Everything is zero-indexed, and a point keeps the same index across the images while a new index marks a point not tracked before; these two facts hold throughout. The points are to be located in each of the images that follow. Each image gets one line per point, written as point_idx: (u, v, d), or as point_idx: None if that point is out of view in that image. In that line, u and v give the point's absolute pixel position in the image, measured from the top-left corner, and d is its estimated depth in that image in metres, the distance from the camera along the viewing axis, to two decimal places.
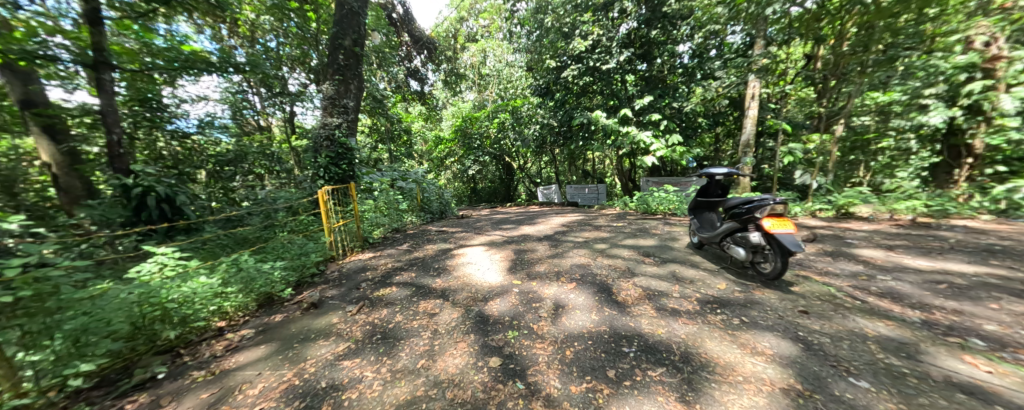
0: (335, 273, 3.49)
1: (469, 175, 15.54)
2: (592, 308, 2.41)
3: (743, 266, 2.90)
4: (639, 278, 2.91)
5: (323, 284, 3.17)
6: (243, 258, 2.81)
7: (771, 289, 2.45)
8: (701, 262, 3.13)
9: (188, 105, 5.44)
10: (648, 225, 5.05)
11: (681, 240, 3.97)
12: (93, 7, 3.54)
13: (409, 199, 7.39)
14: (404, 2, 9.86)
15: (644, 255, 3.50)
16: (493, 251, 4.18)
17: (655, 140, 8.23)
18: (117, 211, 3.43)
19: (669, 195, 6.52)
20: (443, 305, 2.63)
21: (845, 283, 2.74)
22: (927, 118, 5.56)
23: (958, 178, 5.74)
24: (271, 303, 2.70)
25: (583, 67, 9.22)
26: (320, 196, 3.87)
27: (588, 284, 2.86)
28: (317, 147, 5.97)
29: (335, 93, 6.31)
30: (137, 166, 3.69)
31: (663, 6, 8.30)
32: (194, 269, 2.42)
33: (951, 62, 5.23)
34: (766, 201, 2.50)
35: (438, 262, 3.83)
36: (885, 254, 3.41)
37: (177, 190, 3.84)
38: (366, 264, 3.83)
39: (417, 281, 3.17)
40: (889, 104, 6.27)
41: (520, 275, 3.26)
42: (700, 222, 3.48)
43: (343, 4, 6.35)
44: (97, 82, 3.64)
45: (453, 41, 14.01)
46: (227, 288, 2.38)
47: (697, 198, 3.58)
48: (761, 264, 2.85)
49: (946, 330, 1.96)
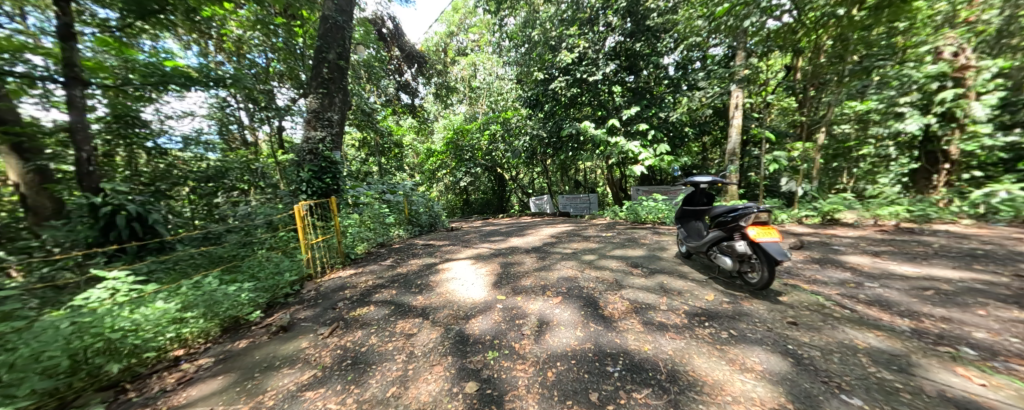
0: (312, 293, 3.33)
1: (461, 187, 15.74)
2: (577, 324, 2.31)
3: (730, 276, 2.79)
4: (627, 290, 2.82)
5: (297, 304, 3.01)
6: (208, 280, 2.66)
7: (759, 298, 2.39)
8: (689, 272, 3.06)
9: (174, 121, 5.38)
10: (638, 235, 5.00)
11: (669, 249, 3.92)
12: (66, 22, 3.46)
13: (396, 212, 7.25)
14: (393, 17, 10.04)
15: (632, 266, 3.42)
16: (480, 265, 4.06)
17: (643, 149, 8.33)
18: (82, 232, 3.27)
19: (658, 204, 6.53)
20: (422, 324, 2.51)
21: (834, 291, 2.70)
22: (904, 126, 5.70)
23: (936, 183, 5.87)
24: (236, 328, 2.54)
25: (571, 78, 9.30)
26: (297, 211, 3.68)
27: (574, 298, 2.77)
28: (300, 161, 5.94)
29: (319, 106, 6.24)
30: (107, 183, 3.51)
31: (647, 20, 8.52)
32: (151, 294, 2.28)
33: (922, 71, 5.42)
34: (750, 209, 2.45)
35: (421, 277, 3.69)
36: (871, 261, 3.40)
37: (149, 208, 3.70)
38: (346, 281, 3.67)
39: (397, 299, 3.04)
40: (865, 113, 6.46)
41: (505, 289, 3.15)
42: (687, 231, 3.42)
43: (327, 18, 6.30)
44: (68, 99, 3.52)
45: (443, 54, 14.79)
46: (186, 313, 2.26)
47: (683, 206, 3.52)
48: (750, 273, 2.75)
49: (936, 339, 1.92)
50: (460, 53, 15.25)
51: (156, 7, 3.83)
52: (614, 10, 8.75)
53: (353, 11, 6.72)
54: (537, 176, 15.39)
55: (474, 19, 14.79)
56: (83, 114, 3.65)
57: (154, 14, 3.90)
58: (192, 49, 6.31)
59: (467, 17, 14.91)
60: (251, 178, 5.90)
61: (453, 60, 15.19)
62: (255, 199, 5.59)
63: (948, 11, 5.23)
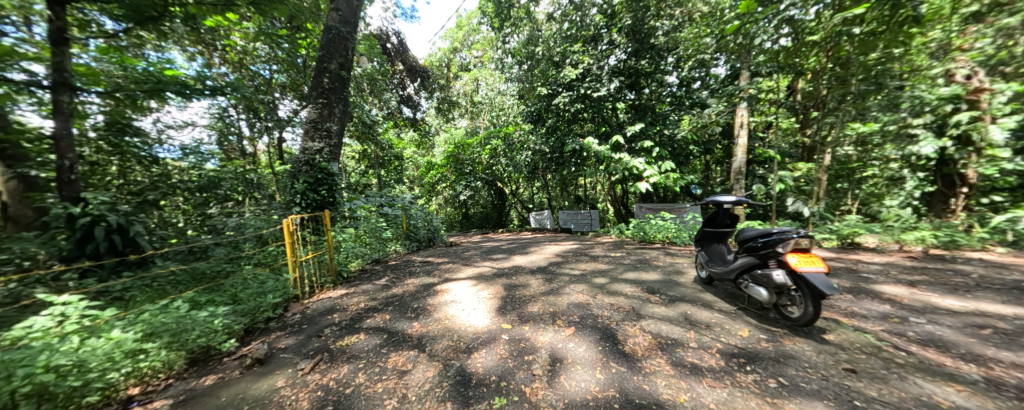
0: (297, 317, 3.01)
1: (460, 200, 15.57)
2: (596, 363, 2.01)
3: (762, 308, 2.51)
4: (647, 321, 2.53)
5: (278, 330, 2.71)
6: (176, 304, 2.37)
7: (802, 337, 2.10)
8: (714, 301, 2.77)
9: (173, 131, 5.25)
10: (649, 256, 4.72)
11: (687, 274, 3.63)
12: (59, 27, 3.29)
13: (393, 226, 6.99)
14: (398, 33, 10.17)
15: (649, 293, 3.11)
16: (482, 287, 3.75)
17: (648, 166, 8.17)
18: (57, 244, 3.06)
19: (666, 223, 6.28)
20: (418, 359, 2.20)
21: (878, 328, 2.42)
22: (917, 148, 5.55)
23: (955, 207, 5.67)
24: (205, 360, 2.23)
25: (575, 94, 9.17)
26: (285, 226, 3.35)
27: (589, 329, 2.47)
28: (295, 173, 5.71)
29: (318, 117, 6.05)
30: (89, 192, 3.37)
31: (651, 38, 8.48)
32: (107, 321, 2.00)
33: (935, 94, 5.32)
34: (788, 234, 2.19)
35: (418, 300, 3.38)
36: (908, 292, 3.12)
37: (131, 219, 3.53)
38: (336, 304, 3.36)
39: (391, 326, 2.74)
40: (869, 135, 6.34)
41: (511, 317, 2.84)
42: (708, 255, 3.16)
43: (330, 28, 6.21)
44: (54, 105, 3.32)
45: (446, 69, 14.98)
46: (146, 343, 1.97)
47: (704, 228, 3.26)
48: (785, 305, 2.45)
49: (1020, 393, 1.63)
50: (464, 69, 15.42)
51: (155, 13, 3.62)
52: (618, 28, 8.75)
53: (356, 23, 6.65)
54: (537, 191, 15.22)
55: (477, 36, 15.05)
56: (69, 120, 3.43)
57: (155, 19, 3.68)
58: (197, 60, 6.27)
59: (471, 35, 15.23)
60: (246, 189, 5.53)
61: (455, 75, 15.31)
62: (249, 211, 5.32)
63: (941, 38, 5.26)
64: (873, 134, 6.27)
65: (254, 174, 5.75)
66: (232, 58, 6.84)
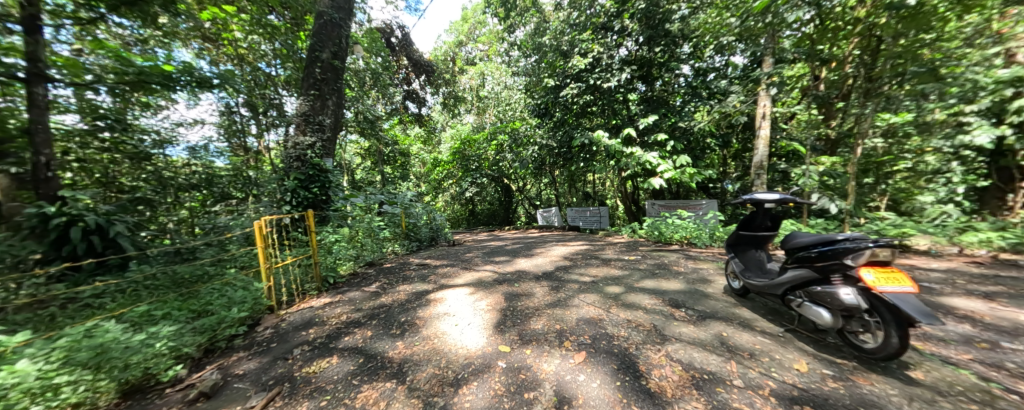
0: (267, 333, 2.66)
1: (466, 197, 15.22)
2: (614, 406, 1.58)
3: (824, 335, 2.01)
4: (674, 345, 2.09)
5: (241, 351, 2.37)
6: (110, 325, 2.04)
7: (881, 374, 1.63)
8: (754, 320, 2.31)
9: (183, 128, 5.10)
10: (667, 259, 4.23)
11: (715, 283, 3.16)
12: (31, 14, 3.01)
13: (392, 225, 6.64)
14: (401, 25, 9.80)
15: (672, 307, 2.66)
16: (480, 296, 3.34)
17: (661, 160, 7.62)
18: (32, 246, 2.84)
19: (683, 221, 5.79)
20: (394, 395, 1.80)
21: (966, 357, 1.93)
22: (970, 138, 4.80)
23: (1014, 204, 5.05)
24: (144, 392, 1.91)
25: (583, 85, 8.64)
26: (257, 228, 2.98)
27: (604, 355, 2.04)
28: (286, 169, 5.38)
29: (310, 109, 5.70)
30: (64, 191, 3.11)
31: (666, 24, 7.93)
32: (15, 351, 1.68)
33: (993, 76, 4.53)
34: (858, 244, 1.71)
35: (406, 312, 2.98)
36: (987, 307, 2.60)
37: (113, 220, 3.30)
38: (316, 316, 3.00)
39: (370, 347, 2.34)
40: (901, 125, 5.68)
41: (511, 336, 2.43)
42: (744, 263, 2.71)
43: (321, 14, 5.86)
44: (28, 97, 3.05)
45: (451, 63, 14.65)
46: (62, 377, 1.61)
47: (739, 231, 2.77)
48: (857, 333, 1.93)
49: None
50: (469, 62, 14.99)
51: None
52: (629, 14, 8.16)
53: (351, 9, 6.28)
54: (545, 187, 14.78)
55: (484, 30, 14.72)
56: (46, 113, 3.18)
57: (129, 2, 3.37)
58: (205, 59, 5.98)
59: (477, 28, 14.91)
60: (244, 186, 5.09)
61: (460, 70, 14.90)
62: (248, 207, 4.81)
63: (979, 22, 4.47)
64: (906, 125, 5.64)
65: (254, 171, 5.39)
66: (229, 51, 6.22)
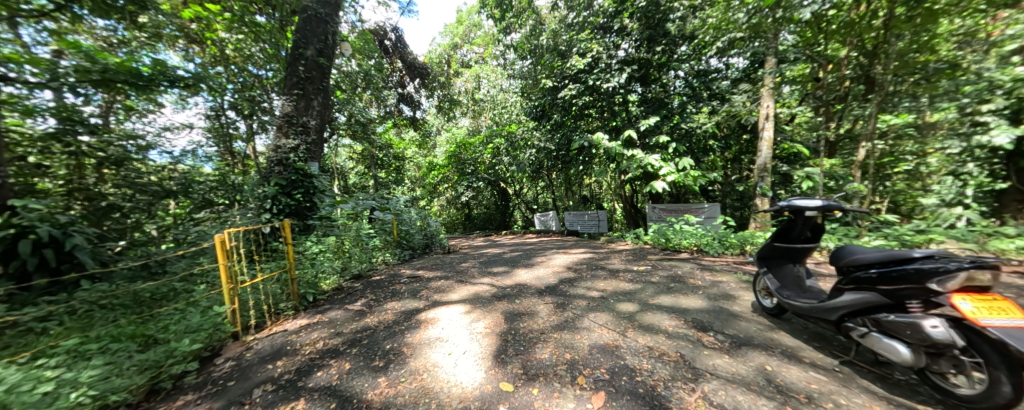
0: (225, 368, 2.27)
1: (461, 201, 14.87)
2: None
3: (897, 374, 1.66)
4: (709, 383, 1.73)
5: (190, 393, 1.99)
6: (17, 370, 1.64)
7: None
8: (798, 349, 1.97)
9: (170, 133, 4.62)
10: (681, 271, 3.88)
11: (740, 299, 2.83)
12: None
13: (383, 233, 6.26)
14: (394, 26, 9.43)
15: (699, 331, 2.31)
16: (476, 316, 2.97)
17: (664, 163, 7.28)
18: None
19: (691, 228, 5.48)
20: None
21: None
22: (989, 138, 4.32)
23: None
24: None
25: (582, 86, 8.28)
26: (219, 242, 2.59)
27: (629, 399, 1.67)
28: (268, 174, 5.01)
29: (293, 110, 5.32)
30: (17, 200, 2.59)
31: (667, 23, 7.68)
32: None
33: (1010, 74, 3.96)
34: (943, 263, 1.39)
35: (392, 338, 2.60)
36: None
37: (72, 231, 2.84)
38: (287, 343, 2.61)
39: (346, 387, 1.95)
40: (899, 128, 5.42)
41: (513, 369, 2.06)
42: (779, 280, 2.42)
43: (306, 9, 5.54)
44: None
45: (446, 65, 14.35)
46: None
47: (773, 243, 2.47)
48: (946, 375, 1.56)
49: None
50: (464, 65, 14.73)
51: None
52: (629, 13, 7.89)
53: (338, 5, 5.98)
54: (541, 190, 14.47)
55: (479, 32, 14.49)
56: None
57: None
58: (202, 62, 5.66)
59: (473, 31, 14.72)
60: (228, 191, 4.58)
61: (455, 72, 14.58)
62: (234, 214, 4.42)
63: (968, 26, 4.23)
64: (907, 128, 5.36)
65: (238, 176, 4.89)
66: (213, 52, 5.77)
